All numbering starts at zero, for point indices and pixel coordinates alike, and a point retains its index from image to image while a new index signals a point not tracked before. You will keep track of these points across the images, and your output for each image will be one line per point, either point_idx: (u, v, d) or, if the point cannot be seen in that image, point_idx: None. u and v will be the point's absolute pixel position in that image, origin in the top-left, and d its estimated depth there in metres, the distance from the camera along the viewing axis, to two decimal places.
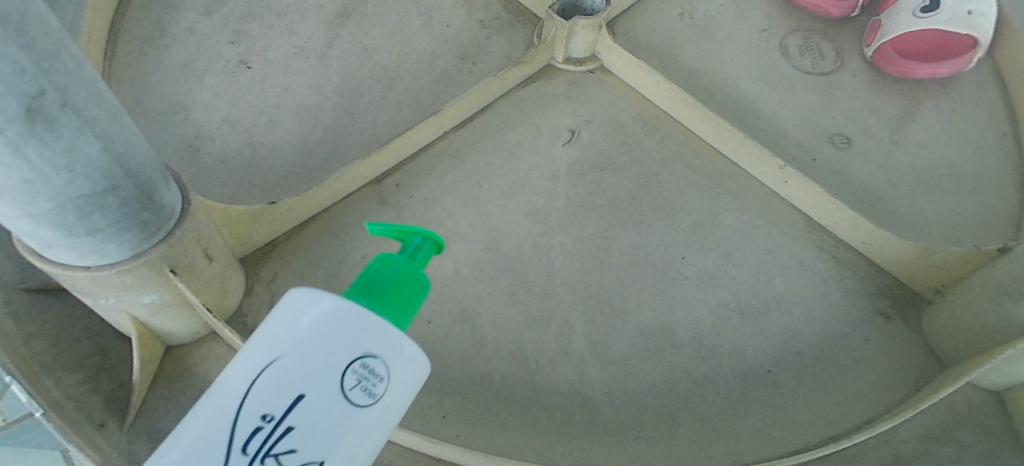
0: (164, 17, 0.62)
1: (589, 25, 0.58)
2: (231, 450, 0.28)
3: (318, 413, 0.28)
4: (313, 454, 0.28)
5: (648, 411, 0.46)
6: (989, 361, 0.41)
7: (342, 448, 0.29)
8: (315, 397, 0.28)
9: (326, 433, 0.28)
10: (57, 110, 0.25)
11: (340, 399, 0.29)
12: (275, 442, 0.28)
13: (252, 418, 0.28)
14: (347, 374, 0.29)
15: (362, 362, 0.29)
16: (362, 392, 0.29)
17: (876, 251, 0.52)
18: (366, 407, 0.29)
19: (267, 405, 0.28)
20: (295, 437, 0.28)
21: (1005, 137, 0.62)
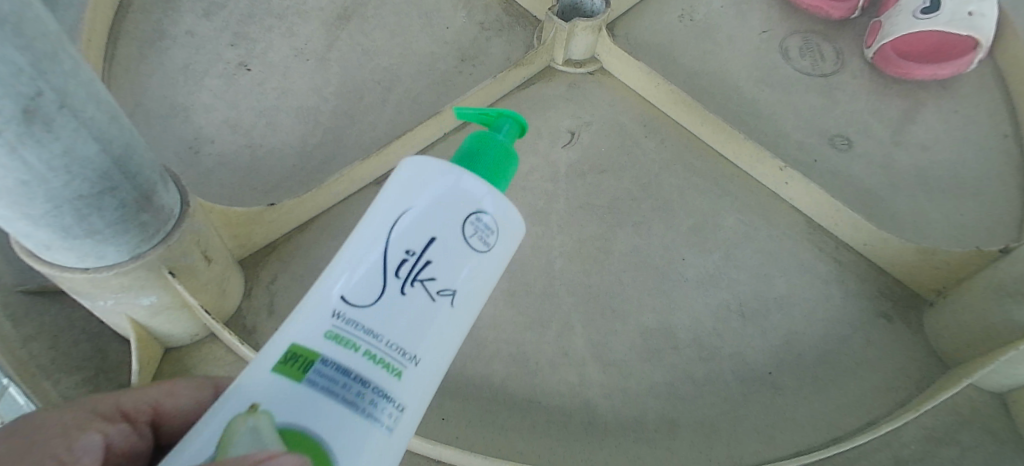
0: (164, 19, 0.62)
1: (590, 27, 0.58)
2: (375, 285, 0.28)
3: (452, 251, 0.29)
4: (451, 287, 0.29)
5: (648, 412, 0.45)
6: (991, 361, 0.41)
7: (470, 286, 0.30)
8: (449, 236, 0.30)
9: (459, 269, 0.30)
10: (55, 111, 0.25)
11: (468, 241, 0.30)
12: (418, 274, 0.29)
13: (397, 253, 0.29)
14: (474, 219, 0.30)
15: (485, 210, 0.30)
16: (485, 237, 0.30)
17: (876, 252, 0.52)
18: (488, 249, 0.31)
19: (405, 245, 0.29)
20: (433, 272, 0.29)
21: (1005, 138, 0.62)
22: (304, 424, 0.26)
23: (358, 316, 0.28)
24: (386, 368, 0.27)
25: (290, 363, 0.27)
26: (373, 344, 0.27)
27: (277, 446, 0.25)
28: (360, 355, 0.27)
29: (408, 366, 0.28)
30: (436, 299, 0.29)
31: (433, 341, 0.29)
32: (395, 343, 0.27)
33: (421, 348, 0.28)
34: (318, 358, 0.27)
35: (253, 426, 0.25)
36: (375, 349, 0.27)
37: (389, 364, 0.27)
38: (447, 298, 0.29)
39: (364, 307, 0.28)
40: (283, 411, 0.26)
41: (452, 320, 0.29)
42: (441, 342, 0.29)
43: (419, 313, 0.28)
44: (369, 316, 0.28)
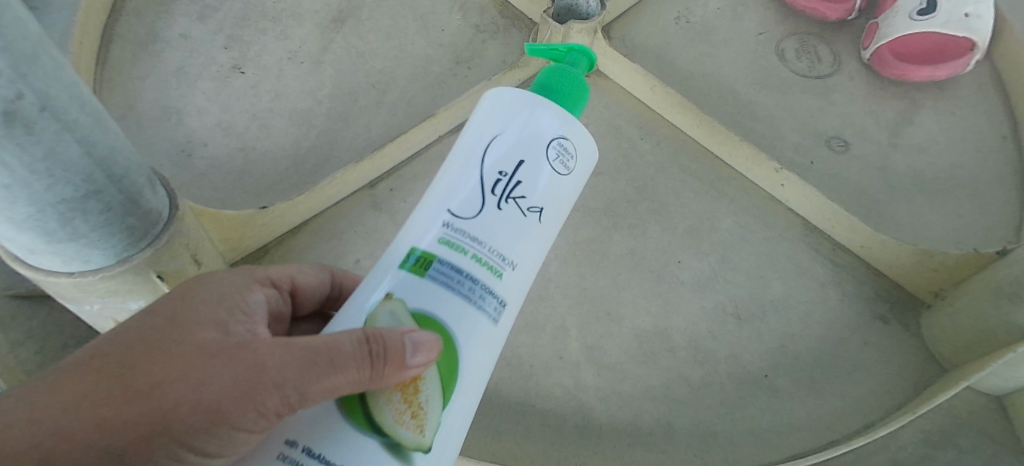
0: (157, 22, 0.62)
1: (584, 29, 0.57)
2: (478, 199, 0.32)
3: (540, 172, 0.33)
4: (541, 203, 0.33)
5: (643, 416, 0.45)
6: (988, 364, 0.40)
7: (555, 204, 0.34)
8: (537, 158, 0.33)
9: (546, 188, 0.33)
10: (36, 114, 0.24)
11: (553, 164, 0.34)
12: (512, 191, 0.32)
13: (491, 173, 0.33)
14: (556, 144, 0.34)
15: (563, 135, 0.34)
16: (566, 160, 0.34)
17: (873, 254, 0.51)
18: (568, 172, 0.34)
19: (500, 165, 0.33)
20: (525, 189, 0.33)
21: (1004, 140, 0.61)
22: (430, 310, 0.30)
23: (464, 225, 0.31)
24: (489, 268, 0.31)
25: (411, 263, 0.31)
26: (479, 248, 0.31)
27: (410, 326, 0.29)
28: (470, 257, 0.31)
29: (509, 267, 0.32)
30: (530, 212, 0.33)
31: (528, 248, 0.33)
32: (498, 249, 0.31)
33: (521, 251, 0.32)
34: (434, 258, 0.31)
35: (390, 310, 0.30)
36: (483, 252, 0.31)
37: (494, 265, 0.31)
38: (539, 212, 0.33)
39: (469, 218, 0.31)
40: (412, 300, 0.30)
41: (542, 231, 0.33)
42: (534, 250, 0.33)
43: (516, 224, 0.32)
44: (474, 225, 0.31)
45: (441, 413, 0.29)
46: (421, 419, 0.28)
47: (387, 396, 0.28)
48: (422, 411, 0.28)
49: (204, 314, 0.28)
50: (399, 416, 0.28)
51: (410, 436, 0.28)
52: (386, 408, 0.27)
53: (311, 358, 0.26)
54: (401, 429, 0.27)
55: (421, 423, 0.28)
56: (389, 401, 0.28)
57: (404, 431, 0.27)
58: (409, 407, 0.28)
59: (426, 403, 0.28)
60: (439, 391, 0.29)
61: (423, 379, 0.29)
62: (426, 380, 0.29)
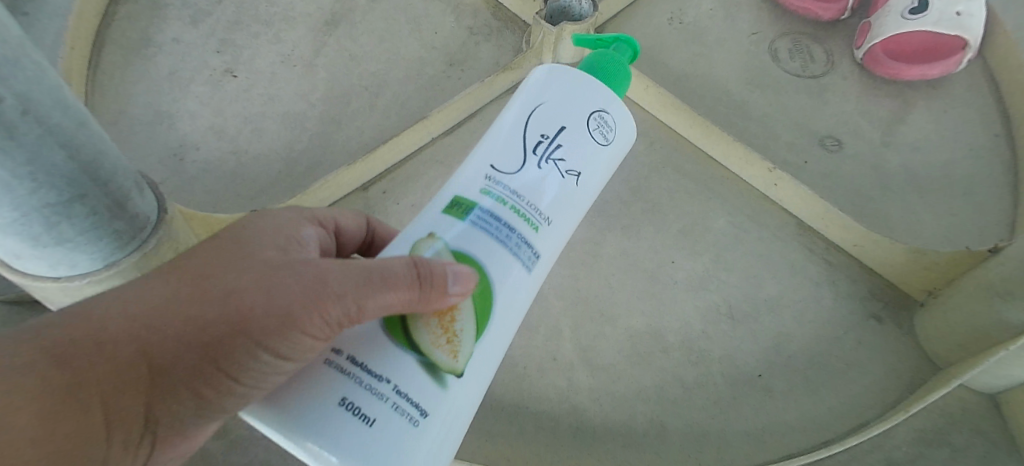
0: (150, 26, 0.62)
1: (577, 31, 0.57)
2: (520, 155, 0.34)
3: (579, 139, 0.36)
4: (579, 167, 0.36)
5: (637, 417, 0.45)
6: (982, 361, 0.40)
7: (591, 170, 0.36)
8: (577, 127, 0.36)
9: (585, 155, 0.36)
10: (16, 117, 0.24)
11: (593, 134, 0.36)
12: (551, 152, 0.35)
13: (534, 135, 0.35)
14: (597, 116, 0.37)
15: (604, 110, 0.37)
16: (605, 133, 0.37)
17: (866, 253, 0.51)
18: (606, 144, 0.37)
19: (542, 128, 0.35)
20: (564, 153, 0.35)
21: (996, 137, 0.62)
22: (471, 252, 0.32)
23: (506, 179, 0.34)
24: (527, 221, 0.33)
25: (454, 208, 0.33)
26: (518, 200, 0.33)
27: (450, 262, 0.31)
28: (511, 208, 0.33)
29: (545, 222, 0.34)
30: (567, 174, 0.35)
31: (564, 206, 0.35)
32: (536, 205, 0.34)
33: (555, 206, 0.34)
34: (476, 204, 0.33)
35: (434, 247, 0.32)
36: (523, 205, 0.33)
37: (532, 218, 0.33)
38: (576, 175, 0.35)
39: (511, 172, 0.34)
40: (456, 241, 0.32)
41: (574, 193, 0.36)
42: (570, 209, 0.35)
43: (552, 182, 0.35)
44: (515, 178, 0.34)
45: (473, 345, 0.31)
46: (455, 347, 0.30)
47: (428, 323, 0.30)
48: (457, 340, 0.30)
49: (266, 239, 0.31)
50: (437, 342, 0.30)
51: (445, 360, 0.30)
52: (427, 333, 0.30)
53: (368, 273, 0.28)
54: (438, 352, 0.30)
55: (456, 350, 0.30)
56: (429, 327, 0.30)
57: (440, 354, 0.30)
58: (446, 335, 0.30)
59: (461, 334, 0.30)
60: (473, 326, 0.31)
61: (459, 310, 0.31)
62: (462, 313, 0.31)
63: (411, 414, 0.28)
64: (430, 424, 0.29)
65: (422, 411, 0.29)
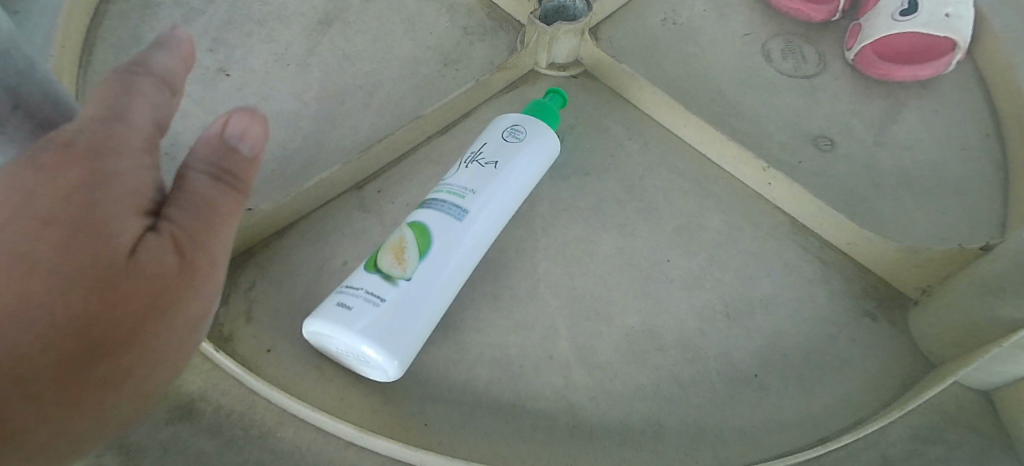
0: (141, 25, 0.62)
1: (572, 31, 0.58)
2: (456, 165, 0.49)
3: (496, 143, 0.49)
4: (495, 158, 0.48)
5: (633, 415, 0.45)
6: (977, 358, 0.40)
7: (514, 163, 0.48)
8: (494, 138, 0.49)
9: (501, 151, 0.49)
10: None
11: (507, 138, 0.49)
12: (477, 156, 0.48)
13: (473, 147, 0.49)
14: (512, 128, 0.50)
15: (518, 124, 0.50)
16: (517, 135, 0.49)
17: (860, 250, 0.52)
18: (519, 141, 0.49)
19: (473, 147, 0.49)
20: (486, 153, 0.48)
21: (986, 137, 0.62)
22: (423, 221, 0.45)
23: (450, 180, 0.48)
24: (455, 195, 0.46)
25: (420, 205, 0.47)
26: (453, 187, 0.47)
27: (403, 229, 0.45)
28: (451, 192, 0.47)
29: (472, 193, 0.46)
30: (487, 164, 0.48)
31: (489, 184, 0.47)
32: (465, 184, 0.47)
33: (489, 181, 0.47)
34: (433, 198, 0.47)
35: (399, 225, 0.46)
36: (455, 187, 0.47)
37: (461, 192, 0.46)
38: (493, 163, 0.48)
39: (452, 173, 0.48)
40: (414, 214, 0.46)
41: (501, 175, 0.48)
42: (496, 185, 0.47)
43: (481, 174, 0.47)
44: (456, 175, 0.48)
45: (418, 261, 0.43)
46: (405, 264, 0.43)
47: (388, 257, 0.43)
48: (406, 259, 0.43)
49: (124, 188, 0.33)
50: (393, 263, 0.43)
51: (398, 271, 0.42)
52: (387, 261, 0.43)
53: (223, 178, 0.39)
54: (392, 267, 0.43)
55: (405, 266, 0.43)
56: (387, 257, 0.43)
57: (394, 269, 0.42)
58: (399, 260, 0.43)
59: (409, 257, 0.43)
60: (418, 252, 0.43)
61: (405, 243, 0.44)
62: (410, 248, 0.43)
63: (376, 298, 0.41)
64: (386, 308, 0.41)
65: (381, 300, 0.41)
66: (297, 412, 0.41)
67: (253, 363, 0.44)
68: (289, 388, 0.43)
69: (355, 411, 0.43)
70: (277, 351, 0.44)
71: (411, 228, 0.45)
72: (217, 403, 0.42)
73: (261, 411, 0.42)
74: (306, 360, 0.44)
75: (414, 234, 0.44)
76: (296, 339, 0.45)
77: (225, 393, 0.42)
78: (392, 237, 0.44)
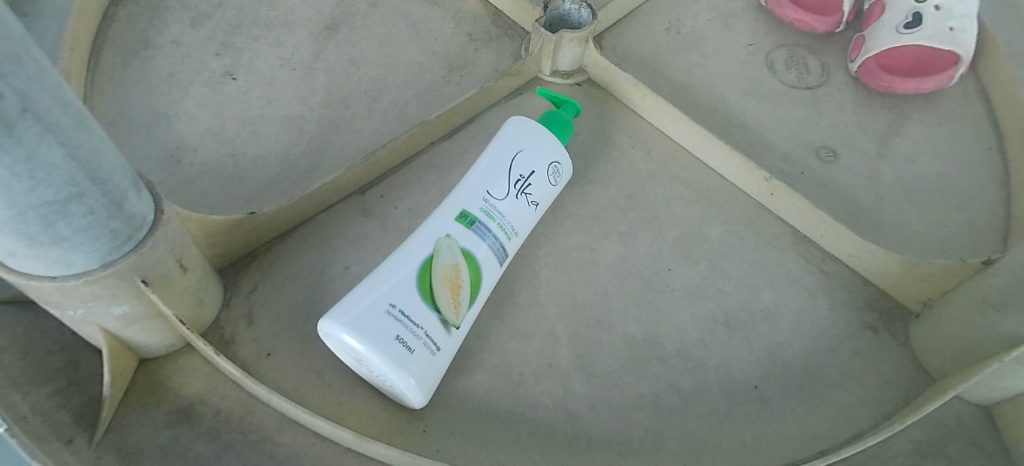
0: (150, 29, 0.62)
1: (576, 39, 0.58)
2: (506, 188, 0.47)
3: (543, 182, 0.49)
4: (538, 198, 0.49)
5: (632, 425, 0.45)
6: (978, 373, 0.40)
7: (544, 200, 0.50)
8: (542, 174, 0.49)
9: (543, 190, 0.49)
10: (17, 115, 0.24)
11: (549, 178, 0.50)
12: (524, 187, 0.48)
13: (523, 169, 0.48)
14: (553, 166, 0.50)
15: (559, 162, 0.50)
16: (556, 177, 0.50)
17: (862, 263, 0.52)
18: (556, 185, 0.51)
19: (521, 169, 0.48)
20: (533, 189, 0.49)
21: (988, 151, 0.62)
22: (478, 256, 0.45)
23: (501, 208, 0.47)
24: (504, 232, 0.47)
25: (463, 219, 0.45)
26: (502, 218, 0.47)
27: (460, 260, 0.44)
28: (496, 222, 0.46)
29: (515, 234, 0.48)
30: (532, 203, 0.49)
31: (524, 222, 0.49)
32: (512, 222, 0.47)
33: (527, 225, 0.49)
34: (477, 220, 0.46)
35: (449, 245, 0.44)
36: (504, 222, 0.47)
37: (507, 230, 0.47)
38: (535, 204, 0.49)
39: (501, 198, 0.47)
40: (463, 241, 0.45)
41: (533, 215, 0.49)
42: (528, 225, 0.49)
43: (525, 214, 0.48)
44: (504, 203, 0.47)
45: (468, 309, 0.44)
46: (459, 310, 0.44)
47: (444, 293, 0.43)
48: (460, 305, 0.44)
49: None
50: (448, 305, 0.43)
51: (451, 317, 0.43)
52: (443, 298, 0.43)
53: None
54: (449, 311, 0.43)
55: (459, 312, 0.44)
56: (444, 294, 0.43)
57: (450, 314, 0.43)
58: (454, 302, 0.43)
59: (463, 301, 0.44)
60: (470, 296, 0.44)
61: (463, 286, 0.44)
62: (464, 289, 0.44)
63: (433, 347, 0.42)
64: (441, 356, 0.42)
65: (437, 347, 0.42)
66: (294, 416, 0.41)
67: (253, 367, 0.44)
68: (289, 392, 0.43)
69: (353, 417, 0.43)
70: (277, 354, 0.45)
71: (466, 262, 0.44)
72: (217, 406, 0.42)
73: (260, 415, 0.42)
74: (306, 364, 0.44)
75: (469, 273, 0.44)
76: (296, 343, 0.45)
77: (225, 396, 0.42)
78: (449, 267, 0.44)
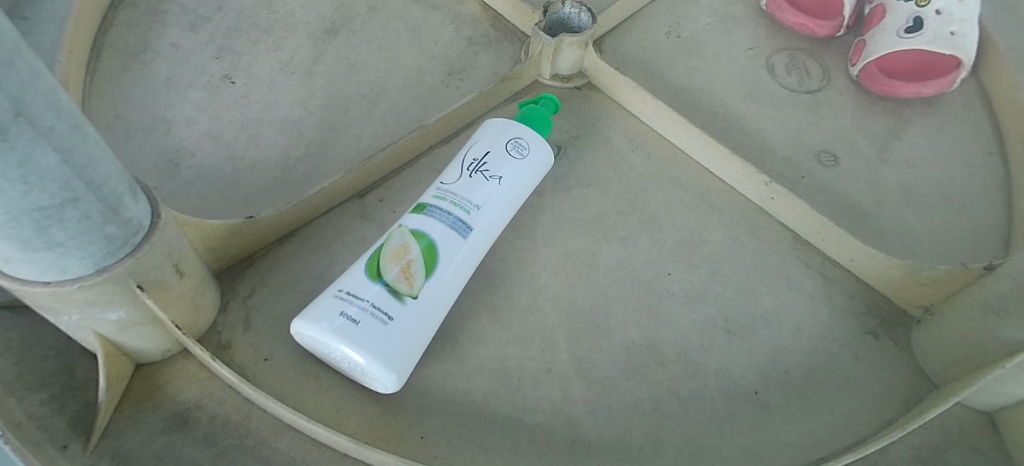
0: (149, 32, 0.62)
1: (576, 43, 0.58)
2: (458, 173, 0.48)
3: (501, 157, 0.48)
4: (502, 173, 0.48)
5: (632, 431, 0.44)
6: (978, 379, 0.40)
7: (516, 177, 0.49)
8: (499, 151, 0.49)
9: (505, 165, 0.48)
10: (10, 120, 0.24)
11: (510, 153, 0.49)
12: (479, 167, 0.48)
13: (477, 153, 0.48)
14: (513, 141, 0.49)
15: (522, 137, 0.49)
16: (521, 150, 0.49)
17: (864, 268, 0.52)
18: (524, 158, 0.49)
19: (474, 153, 0.49)
20: (490, 166, 0.48)
21: (990, 155, 0.62)
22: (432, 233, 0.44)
23: (451, 188, 0.47)
24: (460, 207, 0.46)
25: (418, 210, 0.46)
26: (458, 198, 0.46)
27: (410, 238, 0.44)
28: (451, 202, 0.46)
29: (478, 208, 0.46)
30: (493, 178, 0.47)
31: (495, 200, 0.47)
32: (471, 198, 0.46)
33: (502, 210, 0.48)
34: (430, 205, 0.46)
35: (399, 230, 0.44)
36: (462, 200, 0.46)
37: (468, 207, 0.46)
38: (499, 178, 0.48)
39: (454, 183, 0.47)
40: (418, 225, 0.45)
41: (500, 191, 0.48)
42: (499, 201, 0.47)
43: (488, 192, 0.47)
44: (458, 185, 0.47)
45: (424, 280, 0.43)
46: (411, 280, 0.43)
47: (391, 267, 0.43)
48: (412, 276, 0.43)
49: None
50: (398, 278, 0.42)
51: (404, 288, 0.42)
52: (391, 273, 0.42)
53: None
54: (398, 282, 0.42)
55: (412, 283, 0.43)
56: (392, 269, 0.42)
57: (400, 285, 0.42)
58: (405, 275, 0.43)
59: (415, 273, 0.43)
60: (423, 268, 0.43)
61: (411, 258, 0.43)
62: (415, 262, 0.43)
63: (381, 317, 0.41)
64: (395, 326, 0.41)
65: (389, 318, 0.41)
66: (291, 421, 0.41)
67: (250, 372, 0.44)
68: (286, 398, 0.43)
69: (351, 423, 0.42)
70: (275, 359, 0.44)
71: (416, 239, 0.44)
72: (214, 412, 0.42)
73: (257, 421, 0.42)
74: (304, 370, 0.44)
75: (421, 249, 0.44)
76: (294, 348, 0.45)
77: (222, 401, 0.42)
78: (396, 246, 0.43)
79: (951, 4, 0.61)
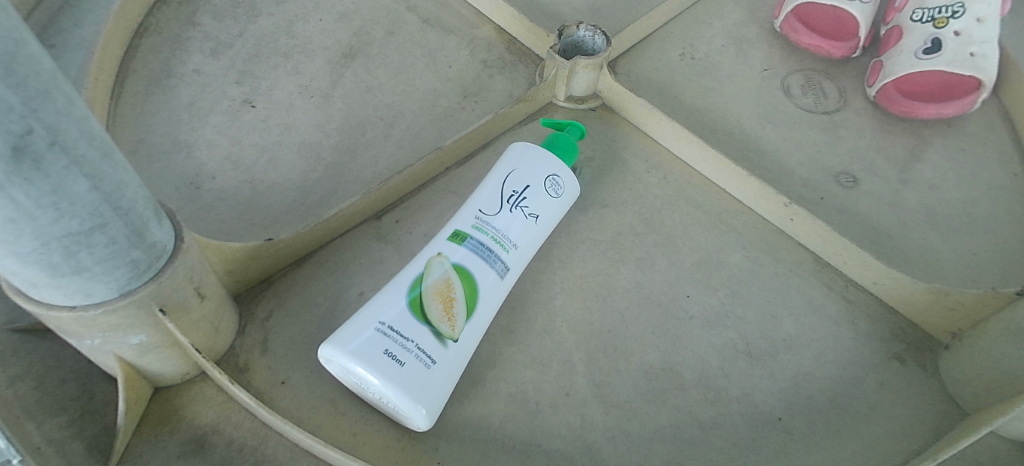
0: (172, 58, 0.63)
1: (590, 65, 0.58)
2: (495, 203, 0.47)
3: (540, 194, 0.48)
4: (537, 210, 0.48)
5: (652, 458, 0.44)
6: (1011, 407, 0.38)
7: (548, 215, 0.49)
8: (537, 185, 0.49)
9: (544, 204, 0.49)
10: (46, 149, 0.24)
11: (547, 190, 0.49)
12: (519, 201, 0.48)
13: (513, 188, 0.48)
14: (551, 179, 0.49)
15: (558, 174, 0.50)
16: (557, 189, 0.49)
17: (887, 291, 0.51)
18: (557, 197, 0.49)
19: (514, 185, 0.48)
20: (530, 203, 0.48)
21: (1015, 177, 0.61)
22: (474, 271, 0.44)
23: (491, 224, 0.46)
24: (500, 246, 0.46)
25: (455, 238, 0.46)
26: (496, 232, 0.46)
27: (453, 274, 0.44)
28: (491, 238, 0.46)
29: (513, 246, 0.47)
30: (530, 216, 0.48)
31: (524, 235, 0.47)
32: (508, 235, 0.47)
33: (532, 248, 0.48)
34: (469, 236, 0.46)
35: (440, 263, 0.44)
36: (496, 234, 0.46)
37: (502, 241, 0.46)
38: (534, 216, 0.48)
39: (493, 214, 0.47)
40: (456, 258, 0.44)
41: (533, 228, 0.48)
42: (531, 240, 0.48)
43: (523, 230, 0.47)
44: (496, 218, 0.47)
45: (465, 322, 0.43)
46: (454, 323, 0.43)
47: (436, 307, 0.42)
48: (455, 318, 0.43)
49: None
50: (442, 319, 0.42)
51: (446, 330, 0.42)
52: (435, 312, 0.42)
53: None
54: (442, 324, 0.42)
55: (454, 325, 0.43)
56: (436, 308, 0.42)
57: (444, 327, 0.42)
58: (447, 315, 0.43)
59: (458, 315, 0.43)
60: (465, 310, 0.43)
61: (456, 301, 0.43)
62: (458, 302, 0.43)
63: (426, 361, 0.41)
64: (438, 370, 0.41)
65: (432, 360, 0.41)
66: (309, 447, 0.40)
67: (267, 395, 0.43)
68: (303, 421, 0.43)
69: (367, 447, 0.42)
70: (291, 383, 0.44)
71: (459, 277, 0.44)
72: (230, 436, 0.41)
73: (273, 445, 0.41)
74: (320, 393, 0.44)
75: (463, 288, 0.44)
76: (311, 371, 0.45)
77: (239, 425, 0.42)
78: (439, 283, 0.43)
79: (969, 25, 0.61)
